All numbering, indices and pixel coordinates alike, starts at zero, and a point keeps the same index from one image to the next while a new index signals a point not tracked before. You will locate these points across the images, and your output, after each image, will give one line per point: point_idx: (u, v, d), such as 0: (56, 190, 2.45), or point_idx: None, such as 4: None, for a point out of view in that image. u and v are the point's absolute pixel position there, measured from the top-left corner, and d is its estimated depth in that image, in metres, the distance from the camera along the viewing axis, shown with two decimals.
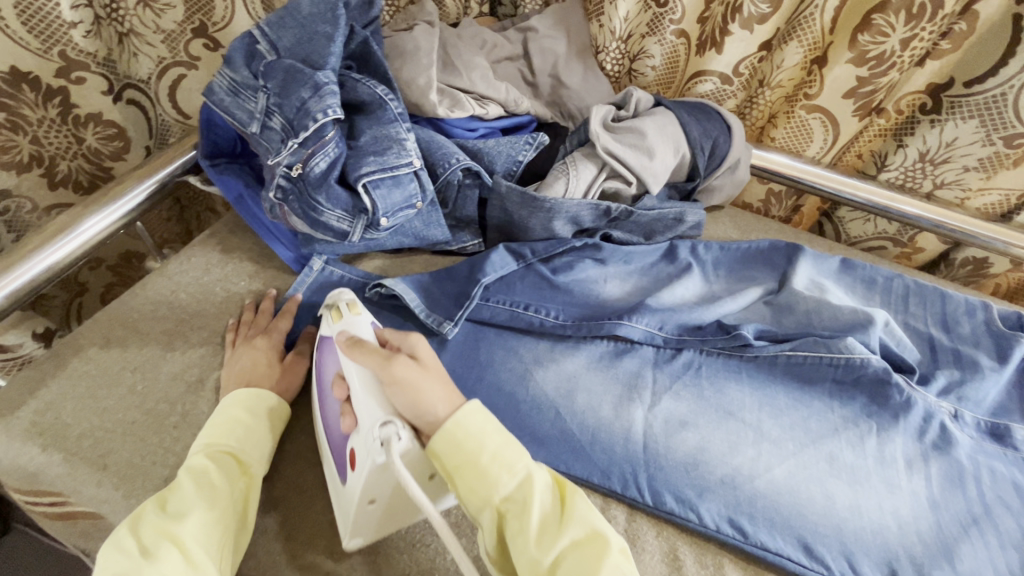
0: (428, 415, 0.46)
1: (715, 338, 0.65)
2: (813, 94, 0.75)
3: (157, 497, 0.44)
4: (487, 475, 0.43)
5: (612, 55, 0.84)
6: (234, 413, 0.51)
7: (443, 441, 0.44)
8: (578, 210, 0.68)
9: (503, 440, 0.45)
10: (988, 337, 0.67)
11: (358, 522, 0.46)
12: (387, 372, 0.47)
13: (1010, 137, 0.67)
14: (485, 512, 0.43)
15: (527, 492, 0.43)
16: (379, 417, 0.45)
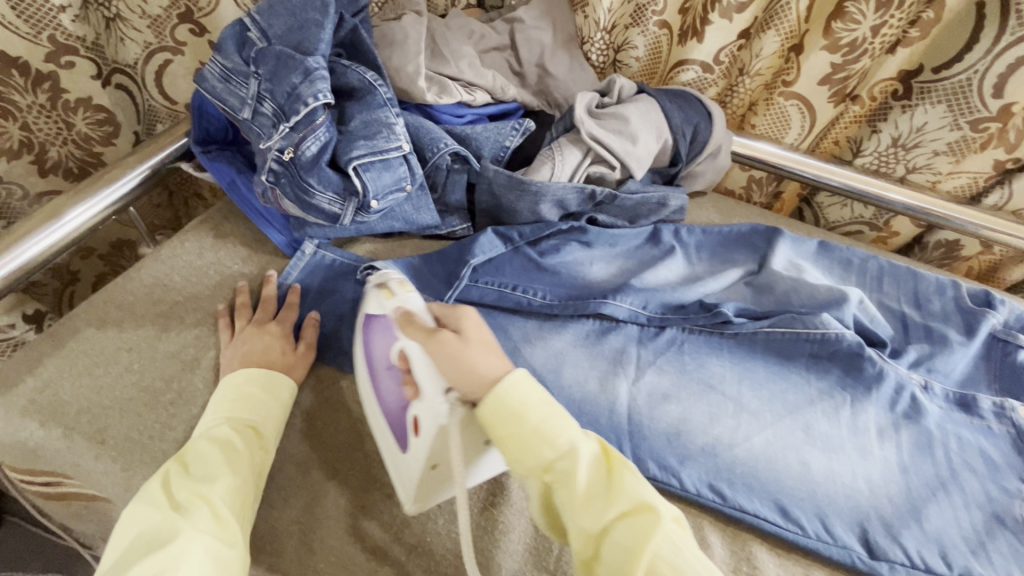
0: (477, 386, 0.44)
1: (696, 316, 0.67)
2: (791, 82, 0.77)
3: (180, 461, 0.47)
4: (533, 447, 0.42)
5: (597, 46, 0.86)
6: (252, 388, 0.53)
7: (486, 410, 0.43)
8: (564, 194, 0.70)
9: (548, 411, 0.44)
10: (957, 313, 0.71)
11: (420, 485, 0.47)
12: (439, 343, 0.46)
13: (976, 121, 0.69)
14: (531, 481, 0.43)
15: (571, 464, 0.42)
16: (438, 386, 0.45)
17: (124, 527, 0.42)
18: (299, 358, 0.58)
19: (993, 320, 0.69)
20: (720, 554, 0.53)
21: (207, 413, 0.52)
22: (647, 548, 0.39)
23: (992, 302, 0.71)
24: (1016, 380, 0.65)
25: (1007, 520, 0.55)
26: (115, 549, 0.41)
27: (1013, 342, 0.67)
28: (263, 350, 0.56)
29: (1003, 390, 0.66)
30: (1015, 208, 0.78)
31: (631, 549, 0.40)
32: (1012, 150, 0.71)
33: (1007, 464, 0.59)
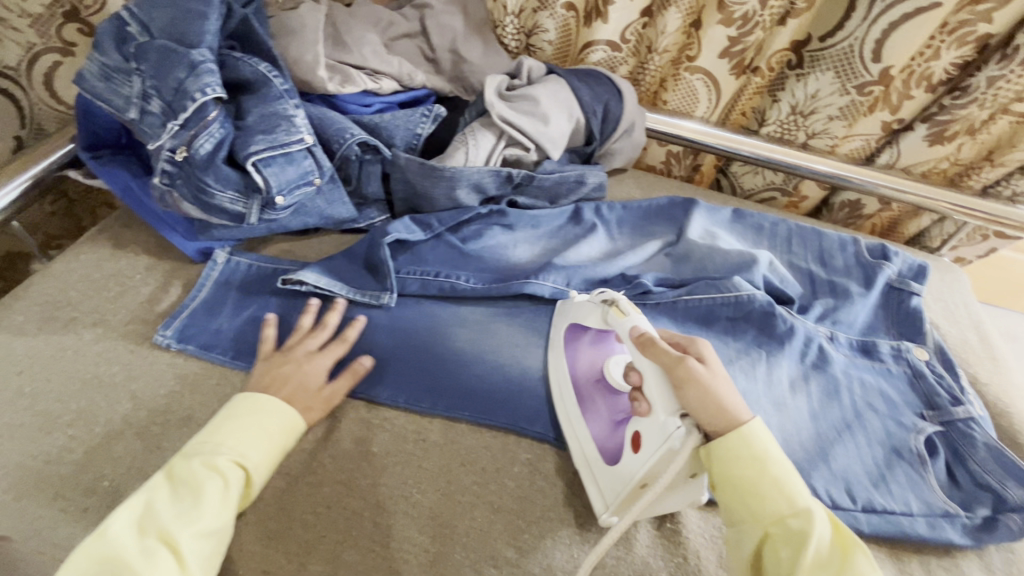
0: (716, 421, 0.46)
1: (619, 289, 0.69)
2: (694, 57, 0.80)
3: (164, 485, 0.44)
4: (768, 495, 0.45)
5: (510, 30, 0.86)
6: (256, 421, 0.49)
7: (725, 448, 0.45)
8: (480, 178, 0.70)
9: (788, 469, 0.46)
10: (857, 267, 0.75)
11: (619, 502, 0.49)
12: (690, 373, 0.47)
13: (861, 85, 0.74)
14: (754, 530, 0.44)
15: (805, 523, 0.43)
16: (674, 410, 0.46)
17: (85, 549, 0.40)
18: (320, 399, 0.55)
19: (889, 271, 0.74)
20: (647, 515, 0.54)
21: (201, 432, 0.49)
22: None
23: (888, 255, 0.76)
24: (909, 322, 0.71)
25: (904, 452, 0.59)
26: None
27: (907, 290, 0.73)
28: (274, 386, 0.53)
29: (899, 333, 0.71)
30: (905, 166, 0.84)
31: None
32: (896, 110, 0.76)
33: (904, 401, 0.64)
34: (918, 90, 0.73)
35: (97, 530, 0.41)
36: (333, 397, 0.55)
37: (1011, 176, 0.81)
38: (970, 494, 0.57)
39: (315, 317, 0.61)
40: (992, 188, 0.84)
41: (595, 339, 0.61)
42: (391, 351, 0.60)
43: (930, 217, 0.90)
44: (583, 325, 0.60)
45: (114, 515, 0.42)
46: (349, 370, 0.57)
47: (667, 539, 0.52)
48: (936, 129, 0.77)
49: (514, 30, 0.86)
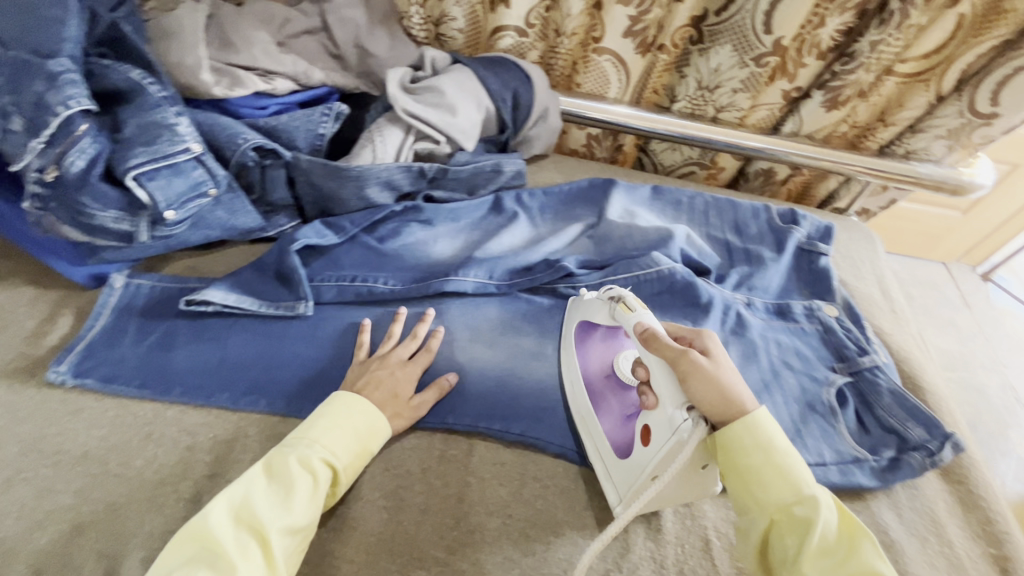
0: (723, 412, 0.45)
1: (542, 274, 0.68)
2: (600, 38, 0.80)
3: (261, 477, 0.45)
4: (773, 483, 0.43)
5: (416, 20, 0.83)
6: (346, 420, 0.50)
7: (731, 436, 0.45)
8: (392, 174, 0.68)
9: (795, 459, 0.44)
10: (770, 233, 0.78)
11: (629, 492, 0.49)
12: (693, 365, 0.46)
13: (758, 56, 0.76)
14: (760, 519, 0.43)
15: (811, 512, 0.42)
16: (681, 403, 0.46)
17: (186, 531, 0.41)
18: (407, 407, 0.54)
19: (798, 235, 0.77)
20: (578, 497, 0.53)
21: (301, 427, 0.50)
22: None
23: (796, 219, 0.80)
24: (819, 282, 0.74)
25: (818, 406, 0.62)
26: (168, 560, 0.40)
27: (816, 251, 0.76)
28: (371, 395, 0.53)
29: (811, 293, 0.74)
30: (808, 132, 0.87)
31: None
32: (794, 79, 0.79)
33: (817, 357, 0.67)
34: (810, 58, 0.76)
35: (207, 507, 0.43)
36: (422, 407, 0.55)
37: (903, 136, 0.86)
38: (877, 439, 0.60)
39: (225, 336, 0.58)
40: (887, 147, 0.89)
41: (606, 336, 0.60)
42: (308, 361, 0.57)
43: (836, 180, 0.94)
44: (591, 321, 0.60)
45: (221, 494, 0.43)
46: (434, 384, 0.56)
47: (599, 519, 0.52)
48: (831, 96, 0.80)
49: (421, 20, 0.83)
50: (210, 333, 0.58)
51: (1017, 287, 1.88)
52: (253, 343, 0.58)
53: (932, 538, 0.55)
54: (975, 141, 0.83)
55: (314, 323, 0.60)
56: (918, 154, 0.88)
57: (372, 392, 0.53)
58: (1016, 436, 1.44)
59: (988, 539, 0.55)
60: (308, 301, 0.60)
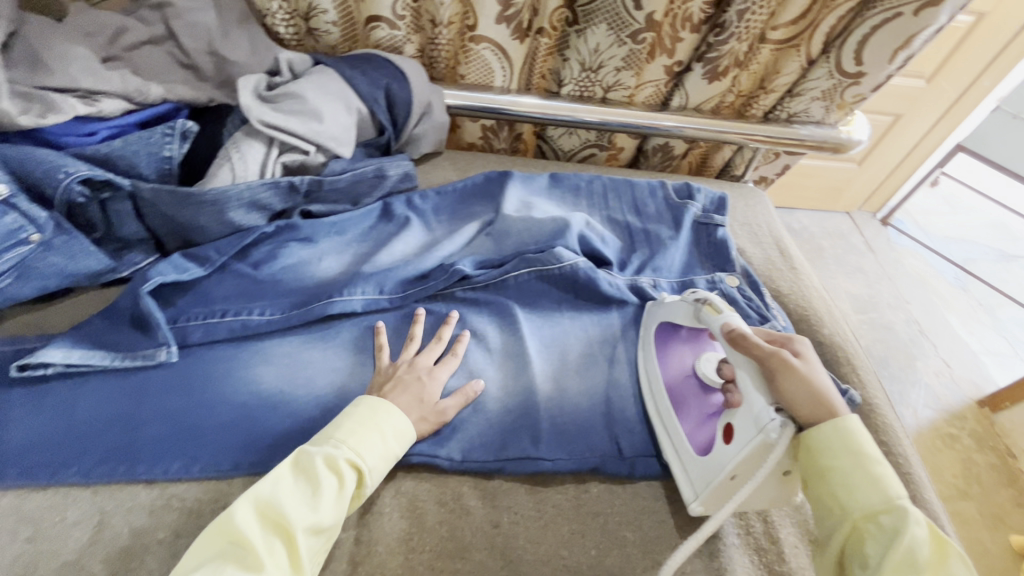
0: (815, 414, 0.44)
1: (437, 282, 0.64)
2: (474, 25, 0.76)
3: (285, 474, 0.44)
4: (859, 489, 0.41)
5: (280, 16, 0.74)
6: (375, 421, 0.48)
7: (818, 437, 0.44)
8: (257, 193, 0.62)
9: (885, 469, 0.42)
10: (667, 211, 0.78)
11: (709, 494, 0.49)
12: (786, 365, 0.46)
13: (633, 33, 0.75)
14: (842, 523, 0.41)
15: (898, 522, 0.39)
16: (767, 404, 0.45)
17: (212, 529, 0.41)
18: (433, 412, 0.53)
19: (694, 209, 0.78)
20: (483, 514, 0.50)
21: (332, 426, 0.48)
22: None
23: (692, 193, 0.80)
24: (718, 253, 0.75)
25: None
26: (201, 551, 0.40)
27: (712, 223, 0.77)
28: (396, 401, 0.51)
29: (713, 265, 0.74)
30: (695, 105, 0.88)
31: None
32: (673, 54, 0.79)
33: None
34: (684, 32, 0.76)
35: (239, 498, 0.42)
36: (447, 411, 0.53)
37: (783, 101, 0.89)
38: None
39: (69, 400, 0.50)
40: (771, 113, 0.91)
41: (688, 338, 0.61)
42: (174, 414, 0.51)
43: (730, 148, 0.96)
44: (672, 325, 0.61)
45: (253, 488, 0.42)
46: (461, 392, 0.55)
47: (507, 535, 0.49)
48: (710, 68, 0.81)
49: (286, 14, 0.74)
50: (52, 400, 0.50)
51: (914, 228, 2.02)
52: (107, 403, 0.51)
53: None
54: (848, 101, 0.86)
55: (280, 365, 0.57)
56: (800, 117, 0.90)
57: (398, 397, 0.52)
58: (923, 364, 1.56)
59: None
60: (169, 346, 0.54)
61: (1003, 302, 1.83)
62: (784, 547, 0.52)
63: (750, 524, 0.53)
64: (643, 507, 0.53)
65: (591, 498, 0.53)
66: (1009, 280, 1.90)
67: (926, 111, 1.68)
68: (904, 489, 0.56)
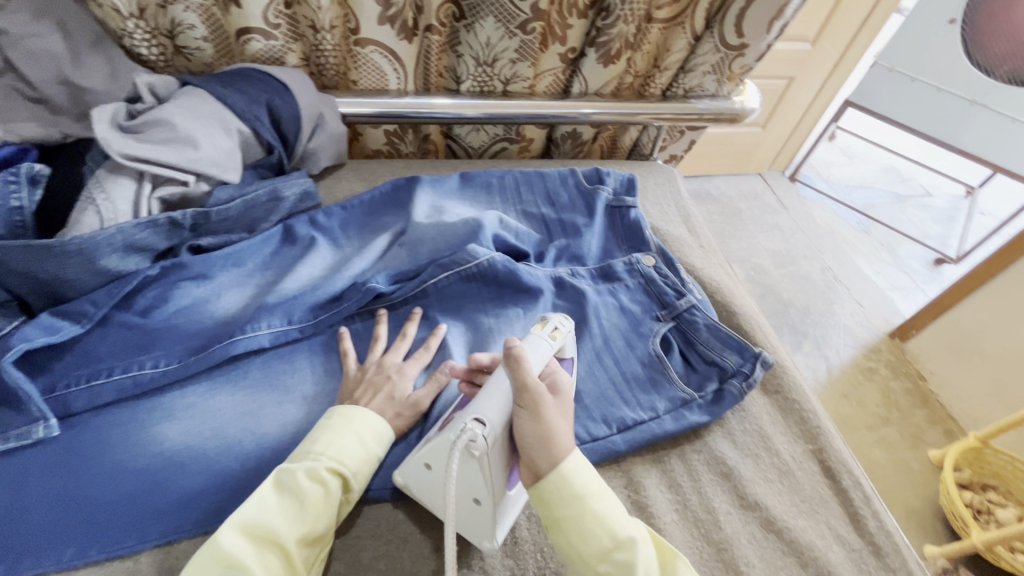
0: (537, 457, 0.45)
1: (350, 303, 0.61)
2: (357, 29, 0.73)
3: (268, 494, 0.42)
4: (592, 529, 0.43)
5: (139, 36, 0.67)
6: (351, 428, 0.47)
7: (550, 489, 0.44)
8: (132, 235, 0.56)
9: (610, 500, 0.45)
10: (580, 198, 0.79)
11: (411, 471, 0.48)
12: (532, 406, 0.45)
13: (522, 24, 0.74)
14: (585, 572, 0.42)
15: (629, 553, 0.42)
16: (480, 413, 0.44)
17: (197, 558, 0.38)
18: (412, 406, 0.54)
19: (605, 194, 0.78)
20: (422, 540, 0.49)
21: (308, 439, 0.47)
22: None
23: (602, 177, 0.80)
24: (633, 235, 0.76)
25: (647, 361, 0.63)
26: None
27: (624, 206, 0.78)
28: (372, 405, 0.51)
29: (630, 247, 0.75)
30: (596, 90, 0.88)
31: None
32: (564, 42, 0.80)
33: (643, 310, 0.68)
34: (573, 18, 0.77)
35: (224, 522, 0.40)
36: (426, 403, 0.54)
37: (677, 77, 0.91)
38: (703, 375, 0.64)
39: None
40: (669, 91, 0.94)
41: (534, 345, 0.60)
42: (62, 495, 0.46)
43: (636, 128, 0.98)
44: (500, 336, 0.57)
45: (239, 510, 0.41)
46: (434, 379, 0.55)
47: (450, 556, 0.48)
48: (603, 51, 0.81)
49: (146, 33, 0.67)
50: None
51: (819, 183, 2.17)
52: None
53: (761, 452, 0.59)
54: (737, 71, 0.89)
55: (172, 413, 0.52)
56: (696, 92, 0.93)
57: (371, 399, 0.52)
58: (840, 307, 1.68)
59: (805, 436, 0.61)
60: (48, 419, 0.48)
61: (901, 240, 2.00)
62: (719, 515, 0.54)
63: (686, 498, 0.55)
64: None
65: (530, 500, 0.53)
66: (904, 219, 2.08)
67: (816, 72, 1.79)
68: (817, 441, 0.61)
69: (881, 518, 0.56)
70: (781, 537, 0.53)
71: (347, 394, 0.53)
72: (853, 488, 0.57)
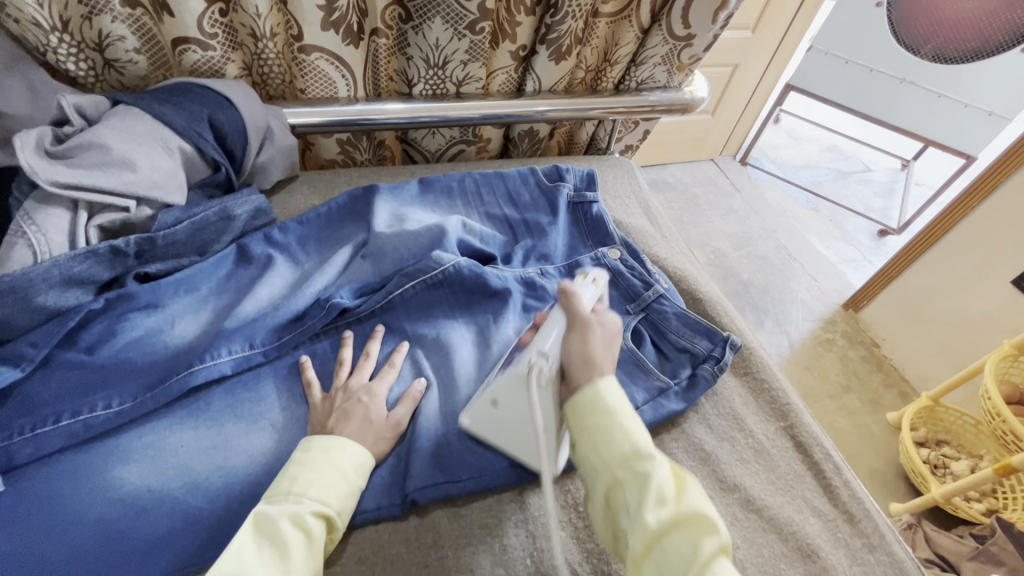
0: (576, 375, 0.46)
1: (314, 322, 0.59)
2: (299, 36, 0.70)
3: (246, 544, 0.39)
4: (614, 436, 0.42)
5: (64, 51, 0.62)
6: (329, 459, 0.45)
7: (578, 399, 0.45)
8: (68, 268, 0.52)
9: (634, 417, 0.44)
10: (542, 197, 0.79)
11: (477, 413, 0.51)
12: (582, 324, 0.49)
13: (470, 23, 0.73)
14: (603, 476, 0.41)
15: (646, 464, 0.40)
16: (542, 347, 0.49)
17: None
18: (388, 426, 0.52)
19: (566, 190, 0.78)
20: (408, 559, 0.48)
21: (282, 477, 0.44)
22: (701, 557, 0.36)
23: (562, 174, 0.80)
24: (597, 229, 0.76)
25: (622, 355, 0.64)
26: None
27: (586, 201, 0.78)
28: (345, 432, 0.49)
29: (595, 242, 0.76)
30: (549, 87, 0.88)
31: (688, 559, 0.36)
32: (514, 39, 0.80)
33: (612, 304, 0.69)
34: (521, 16, 0.77)
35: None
36: (401, 421, 0.53)
37: (629, 70, 0.93)
38: (676, 361, 0.64)
39: None
40: (622, 83, 0.95)
41: None
42: (10, 555, 0.42)
43: (591, 123, 0.98)
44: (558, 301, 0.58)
45: (217, 565, 0.37)
46: (408, 396, 0.55)
47: (438, 572, 0.47)
48: (554, 48, 0.81)
49: (71, 47, 0.63)
50: None
51: (768, 164, 2.25)
52: None
53: (736, 434, 0.61)
54: (685, 62, 0.91)
55: (132, 454, 0.49)
56: (647, 84, 0.95)
57: (344, 426, 0.50)
58: (797, 283, 1.75)
59: (776, 414, 0.63)
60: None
61: (847, 215, 2.10)
62: None
63: None
64: (566, 502, 0.54)
65: (514, 507, 0.53)
66: (848, 195, 2.17)
67: (758, 59, 1.85)
68: (787, 417, 0.63)
69: (852, 487, 0.58)
70: (761, 515, 0.55)
71: (319, 425, 0.51)
72: (825, 460, 0.60)
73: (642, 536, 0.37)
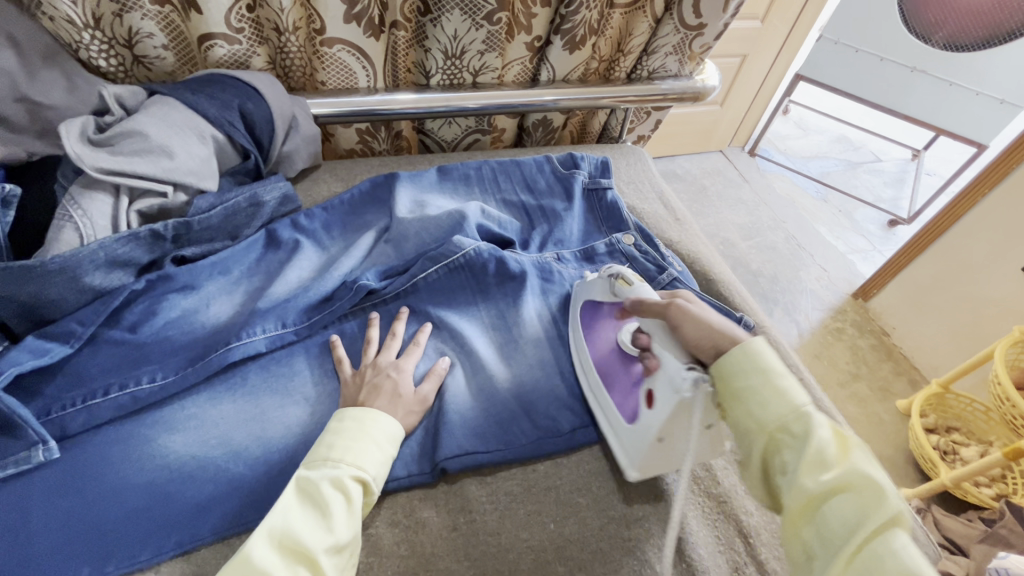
0: (720, 344, 0.44)
1: (343, 303, 0.62)
2: (322, 29, 0.72)
3: (290, 504, 0.42)
4: (767, 398, 0.39)
5: (95, 47, 0.65)
6: (363, 429, 0.48)
7: (729, 362, 0.42)
8: (113, 249, 0.55)
9: (789, 375, 0.41)
10: (558, 183, 0.80)
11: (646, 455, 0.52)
12: (679, 311, 0.47)
13: (488, 14, 0.75)
14: (757, 437, 0.39)
15: (808, 426, 0.38)
16: (678, 362, 0.46)
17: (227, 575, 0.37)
18: (415, 400, 0.55)
19: (581, 177, 0.80)
20: (438, 522, 0.50)
21: (320, 445, 0.47)
22: (867, 526, 0.33)
23: (577, 162, 0.82)
24: (612, 215, 0.78)
25: None
26: None
27: (601, 187, 0.80)
28: (376, 405, 0.52)
29: (609, 228, 0.78)
30: (563, 77, 0.90)
31: (851, 527, 0.33)
32: (530, 30, 0.82)
33: None
34: (536, 7, 0.78)
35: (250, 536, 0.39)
36: (428, 396, 0.56)
37: (641, 59, 0.94)
38: None
39: None
40: (634, 73, 0.97)
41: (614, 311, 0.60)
42: (69, 516, 0.45)
43: (604, 112, 1.00)
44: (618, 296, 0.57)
45: (266, 523, 0.40)
46: (434, 372, 0.58)
47: (467, 534, 0.50)
48: (568, 39, 0.82)
49: (102, 44, 0.65)
50: None
51: (778, 155, 2.26)
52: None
53: None
54: (697, 51, 0.92)
55: (175, 425, 0.52)
56: (659, 74, 0.96)
57: (375, 400, 0.52)
58: (806, 273, 1.76)
59: None
60: (46, 440, 0.47)
61: (857, 205, 2.10)
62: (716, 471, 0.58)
63: None
64: (587, 472, 0.56)
65: (539, 476, 0.55)
66: (858, 185, 2.17)
67: (766, 49, 1.85)
68: None
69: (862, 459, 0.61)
70: None
71: (350, 397, 0.53)
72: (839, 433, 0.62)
73: (799, 497, 0.36)
